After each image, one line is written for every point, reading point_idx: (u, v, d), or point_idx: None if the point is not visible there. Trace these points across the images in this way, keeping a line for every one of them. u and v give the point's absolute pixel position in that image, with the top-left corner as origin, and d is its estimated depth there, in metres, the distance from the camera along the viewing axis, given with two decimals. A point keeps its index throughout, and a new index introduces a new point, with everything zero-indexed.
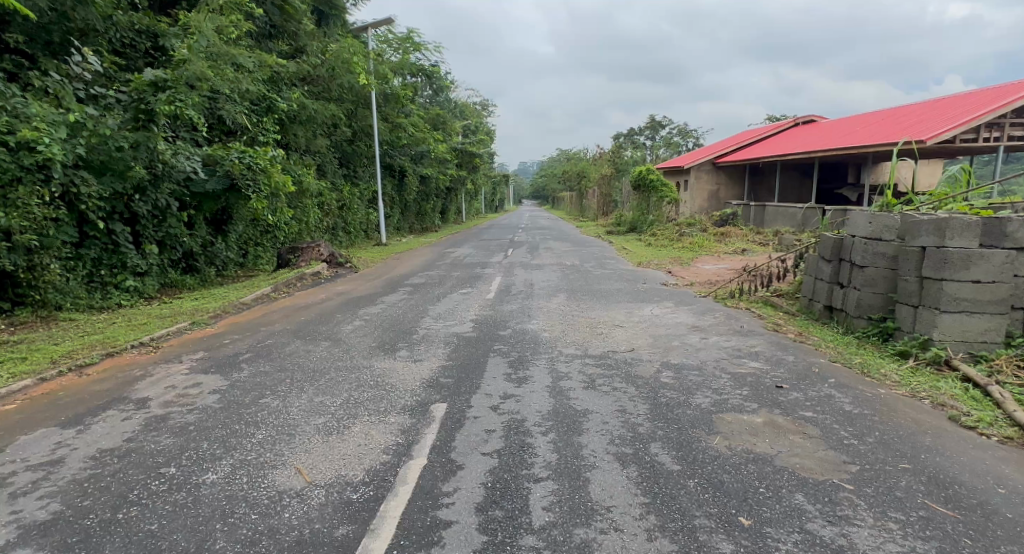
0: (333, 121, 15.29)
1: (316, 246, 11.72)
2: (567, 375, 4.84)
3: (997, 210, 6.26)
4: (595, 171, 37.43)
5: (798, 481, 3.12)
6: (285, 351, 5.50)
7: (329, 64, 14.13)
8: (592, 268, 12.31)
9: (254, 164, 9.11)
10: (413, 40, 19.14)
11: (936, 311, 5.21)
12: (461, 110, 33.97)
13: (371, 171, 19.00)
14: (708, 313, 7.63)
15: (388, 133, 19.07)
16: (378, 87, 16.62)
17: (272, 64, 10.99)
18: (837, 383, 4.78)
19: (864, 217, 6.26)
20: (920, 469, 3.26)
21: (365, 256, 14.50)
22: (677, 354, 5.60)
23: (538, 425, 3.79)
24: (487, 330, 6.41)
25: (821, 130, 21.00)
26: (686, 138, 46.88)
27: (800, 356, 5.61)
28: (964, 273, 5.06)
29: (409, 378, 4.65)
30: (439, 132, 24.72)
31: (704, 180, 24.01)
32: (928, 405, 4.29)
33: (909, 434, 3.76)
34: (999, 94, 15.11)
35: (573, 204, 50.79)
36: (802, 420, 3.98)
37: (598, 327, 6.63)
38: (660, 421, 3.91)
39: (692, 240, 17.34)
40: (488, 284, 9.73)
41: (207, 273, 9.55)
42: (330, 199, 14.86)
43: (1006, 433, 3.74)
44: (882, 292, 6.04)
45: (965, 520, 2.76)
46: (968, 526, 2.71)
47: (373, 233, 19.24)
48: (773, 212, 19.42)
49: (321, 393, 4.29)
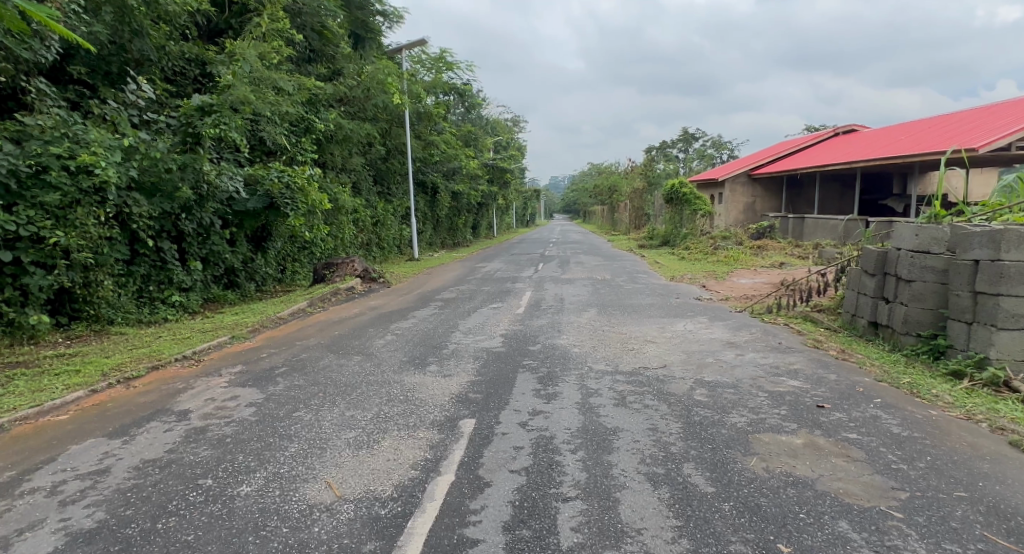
0: (368, 140, 15.68)
1: (350, 262, 12.01)
2: (597, 392, 4.78)
3: None
4: (626, 184, 37.22)
5: (842, 508, 2.98)
6: (319, 365, 5.60)
7: (365, 85, 14.50)
8: (624, 282, 12.16)
9: (292, 183, 9.40)
10: (446, 59, 19.51)
11: (993, 329, 4.94)
12: (494, 126, 34.40)
13: (404, 188, 19.36)
14: (744, 329, 7.43)
15: (421, 151, 19.43)
16: (412, 106, 17.00)
17: (311, 86, 11.35)
18: (883, 404, 4.57)
19: (910, 229, 6.03)
20: (978, 498, 3.08)
21: (398, 271, 14.76)
22: (711, 371, 5.47)
23: (567, 443, 3.75)
24: (516, 345, 6.40)
25: (863, 140, 20.35)
26: (721, 150, 46.23)
27: (842, 374, 5.40)
28: (1021, 288, 4.81)
29: (439, 393, 4.67)
30: (470, 148, 25.04)
31: (739, 193, 23.62)
32: (986, 429, 4.06)
33: (964, 459, 3.56)
34: None
35: (605, 218, 50.52)
36: (845, 442, 3.81)
37: (629, 342, 6.56)
38: (693, 440, 3.81)
39: (727, 254, 16.99)
40: (518, 299, 9.73)
41: (247, 288, 9.87)
42: (365, 216, 15.21)
43: None
44: (931, 308, 5.78)
45: None
46: None
47: (405, 248, 19.54)
48: (812, 224, 19.00)
49: (352, 407, 4.35)
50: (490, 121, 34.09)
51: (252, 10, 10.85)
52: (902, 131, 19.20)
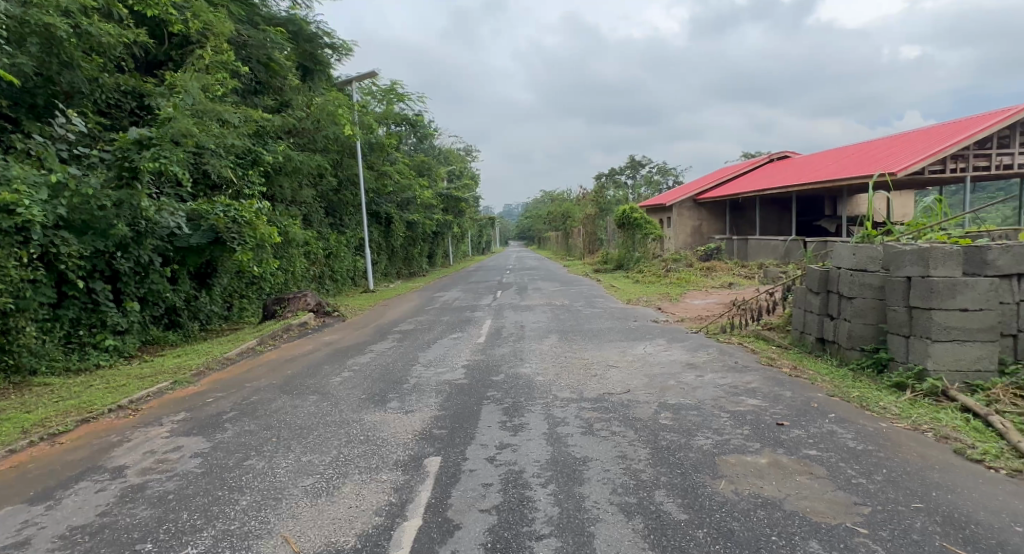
0: (319, 171, 15.39)
1: (303, 296, 11.61)
2: (563, 421, 4.71)
3: (975, 238, 6.39)
4: (579, 211, 38.00)
5: (811, 527, 2.99)
6: (271, 408, 5.28)
7: (314, 117, 14.27)
8: (582, 307, 12.24)
9: (239, 218, 8.93)
10: (397, 90, 19.60)
11: (928, 341, 5.19)
12: (447, 156, 34.62)
13: (357, 219, 19.04)
14: (701, 349, 7.56)
15: (374, 181, 19.25)
16: (363, 137, 16.86)
17: (258, 117, 11.07)
18: (838, 418, 4.69)
19: (847, 248, 6.34)
20: (934, 509, 3.15)
21: (353, 303, 14.41)
22: (674, 394, 5.49)
23: (537, 476, 3.65)
24: (479, 376, 6.26)
25: (797, 165, 21.52)
26: (666, 176, 48.01)
27: (797, 390, 5.53)
28: (951, 301, 5.07)
29: (401, 431, 4.48)
30: (423, 177, 25.05)
31: (686, 217, 24.44)
32: (932, 438, 4.21)
33: (916, 470, 3.67)
34: (964, 125, 15.62)
35: (559, 244, 51.16)
36: (807, 459, 3.87)
37: (592, 368, 6.53)
38: (662, 466, 3.78)
39: (678, 276, 17.43)
40: (479, 328, 9.59)
41: (190, 328, 9.37)
42: (317, 248, 14.83)
43: (1013, 466, 3.66)
44: (873, 323, 6.03)
45: None
46: None
47: (360, 280, 19.14)
48: (756, 245, 19.85)
49: (309, 452, 4.11)
50: (442, 151, 34.25)
51: (194, 42, 10.58)
52: (832, 156, 20.42)
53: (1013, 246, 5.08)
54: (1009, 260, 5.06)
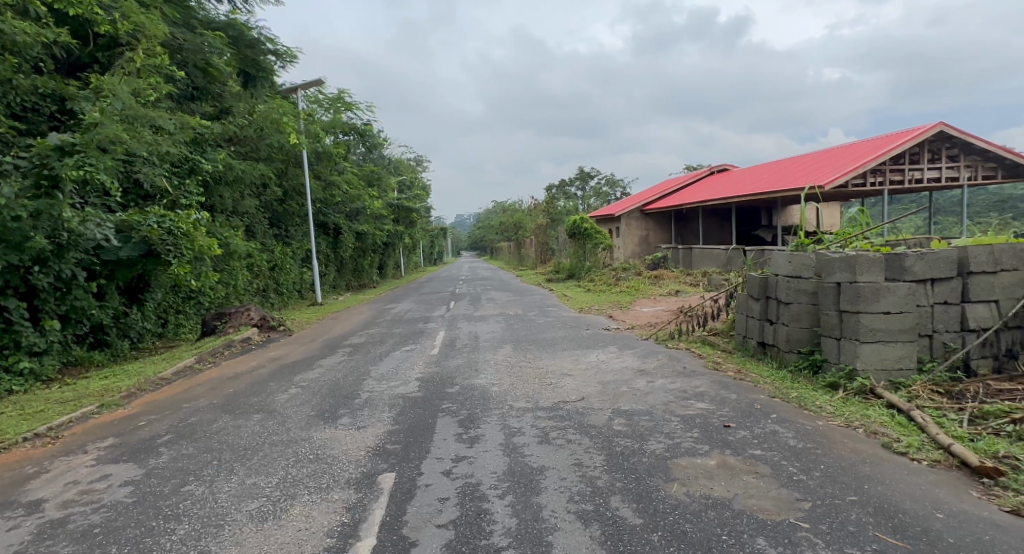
0: (262, 181, 14.88)
1: (246, 311, 11.18)
2: (519, 431, 4.69)
3: (893, 247, 6.85)
4: (530, 221, 38.38)
5: (757, 524, 3.09)
6: (211, 429, 5.02)
7: (257, 124, 13.79)
8: (535, 316, 12.30)
9: (175, 228, 8.50)
10: (344, 99, 19.26)
11: (856, 342, 5.50)
12: (396, 166, 34.23)
13: (304, 230, 18.51)
14: (652, 355, 7.74)
15: (322, 191, 18.78)
16: (310, 146, 16.44)
17: (195, 124, 10.62)
18: (779, 418, 4.90)
19: (784, 256, 6.66)
20: (867, 500, 3.33)
21: (300, 317, 13.94)
22: (627, 400, 5.57)
23: (494, 488, 3.61)
24: (433, 389, 6.16)
25: (735, 178, 22.51)
26: (615, 187, 49.20)
27: (742, 393, 5.74)
28: (875, 305, 5.40)
29: (352, 448, 4.35)
30: (373, 187, 24.64)
31: (633, 227, 25.11)
32: (863, 434, 4.45)
33: (850, 465, 3.86)
34: (883, 141, 16.76)
35: (511, 255, 51.36)
36: (752, 459, 4.01)
37: (547, 377, 6.55)
38: (617, 472, 3.82)
39: (628, 284, 17.82)
40: (432, 339, 9.47)
41: (119, 347, 8.87)
42: (261, 261, 14.30)
43: (933, 457, 3.91)
44: (807, 327, 6.35)
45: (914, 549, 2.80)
46: None
47: (307, 292, 18.57)
48: (700, 254, 20.58)
49: (254, 474, 3.93)
50: (392, 161, 33.83)
51: (123, 44, 10.00)
52: (767, 169, 21.49)
53: (927, 253, 5.47)
54: (924, 266, 5.44)
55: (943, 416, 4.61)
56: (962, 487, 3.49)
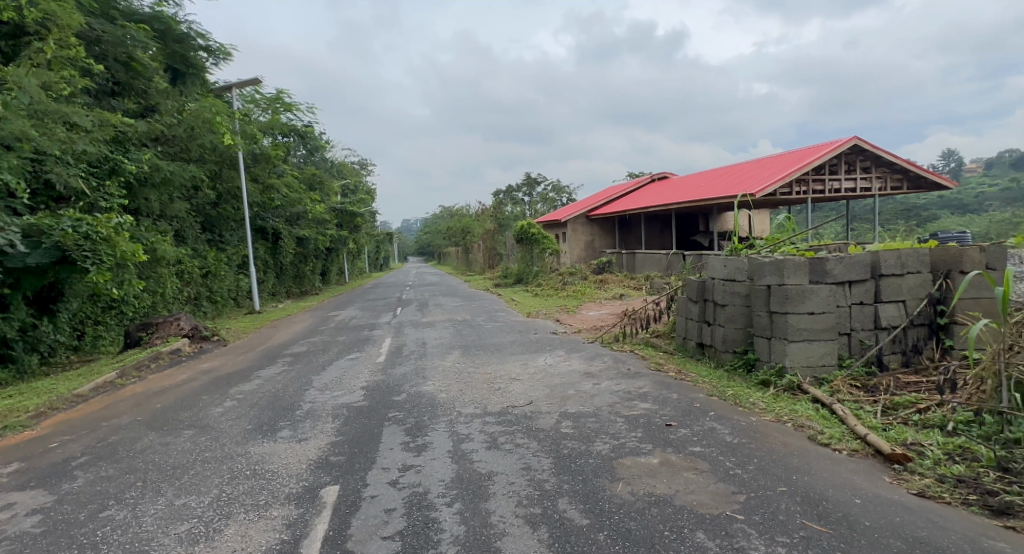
0: (193, 183, 14.16)
1: (175, 320, 10.60)
2: (467, 437, 4.68)
3: (816, 251, 7.30)
4: (478, 227, 38.39)
5: (697, 518, 3.21)
6: (135, 448, 4.72)
7: (188, 124, 13.09)
8: (483, 321, 12.30)
9: (92, 233, 7.92)
10: (283, 100, 18.68)
11: (785, 341, 5.82)
12: (339, 169, 33.42)
13: (240, 235, 17.73)
14: (597, 358, 7.90)
15: (259, 194, 18.08)
16: (246, 148, 15.80)
17: (117, 122, 10.00)
18: (716, 415, 5.12)
19: (719, 261, 6.97)
20: (795, 490, 3.52)
21: (235, 326, 13.32)
22: (573, 403, 5.67)
23: (442, 496, 3.57)
24: (379, 397, 6.04)
25: (675, 185, 23.35)
26: (561, 194, 49.92)
27: (682, 392, 5.94)
28: (801, 306, 5.73)
29: (293, 462, 4.20)
30: (315, 191, 23.95)
31: (579, 232, 25.59)
32: (791, 427, 4.71)
33: (780, 457, 4.07)
34: (809, 151, 17.82)
35: (458, 260, 51.09)
36: (692, 456, 4.16)
37: (495, 382, 6.56)
38: (565, 474, 3.87)
39: (574, 289, 18.10)
40: (377, 347, 9.29)
41: (27, 362, 8.26)
42: (192, 267, 13.60)
43: (853, 446, 4.19)
44: (741, 327, 6.66)
45: (837, 534, 2.99)
46: (840, 539, 2.93)
47: (244, 300, 17.80)
48: (643, 258, 21.19)
49: (183, 493, 3.72)
50: (335, 165, 33.02)
51: (31, 33, 9.20)
52: (704, 177, 22.41)
53: (846, 256, 5.86)
54: (844, 268, 5.82)
55: (861, 408, 4.94)
56: (877, 473, 3.75)
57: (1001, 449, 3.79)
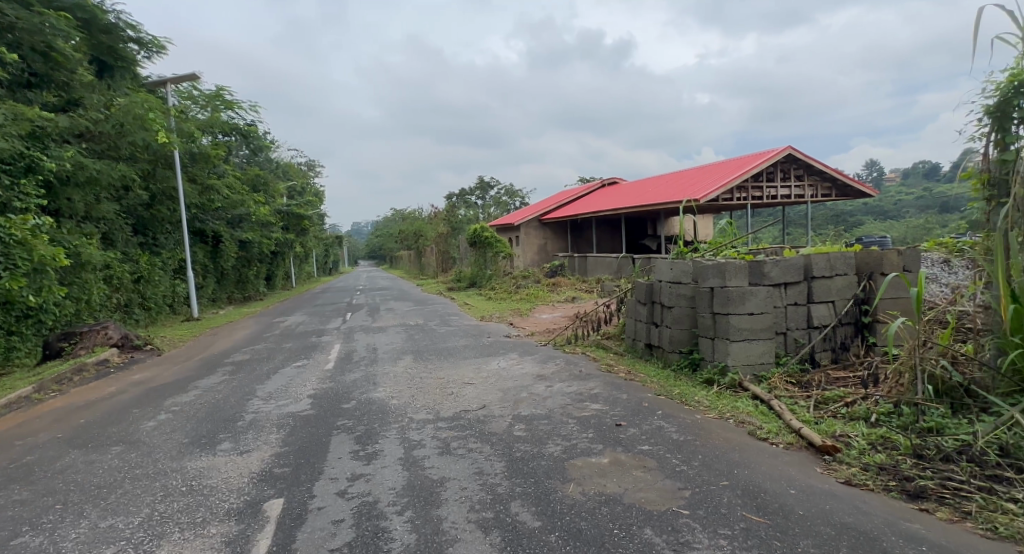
0: (123, 183, 13.39)
1: (102, 329, 10.01)
2: (420, 443, 4.63)
3: (755, 255, 7.65)
4: (431, 230, 38.07)
5: (645, 515, 3.30)
6: (55, 468, 4.42)
7: (116, 120, 12.40)
8: (436, 325, 12.20)
9: (6, 235, 7.40)
10: (223, 97, 17.98)
11: (727, 341, 6.06)
12: (285, 170, 32.41)
13: (176, 238, 16.89)
14: (550, 361, 7.98)
15: (198, 195, 17.31)
16: (182, 146, 15.14)
17: (34, 115, 9.33)
18: (663, 414, 5.27)
19: (666, 264, 7.19)
20: (736, 484, 3.67)
21: (172, 334, 12.67)
22: (526, 405, 5.70)
23: (392, 504, 3.52)
24: (328, 405, 5.89)
25: (624, 190, 23.90)
26: (514, 197, 50.19)
27: (631, 392, 6.09)
28: (741, 307, 5.99)
29: (234, 476, 4.03)
30: (259, 193, 23.12)
31: (532, 236, 25.82)
32: (732, 423, 4.92)
33: (722, 452, 4.24)
34: (748, 159, 18.61)
35: (411, 264, 50.43)
36: (641, 454, 4.26)
37: (448, 387, 6.51)
38: (517, 477, 3.90)
39: (527, 292, 18.22)
40: (326, 353, 9.05)
41: None
42: (122, 272, 12.85)
43: (788, 440, 4.41)
44: (687, 328, 6.89)
45: (773, 524, 3.13)
46: (776, 529, 3.08)
47: (182, 306, 16.96)
48: (594, 262, 21.59)
49: (111, 515, 3.51)
50: (281, 165, 31.99)
51: None
52: (652, 183, 23.04)
53: (782, 259, 6.17)
54: (780, 271, 6.12)
55: (796, 403, 5.21)
56: (809, 465, 3.97)
57: (916, 437, 4.09)
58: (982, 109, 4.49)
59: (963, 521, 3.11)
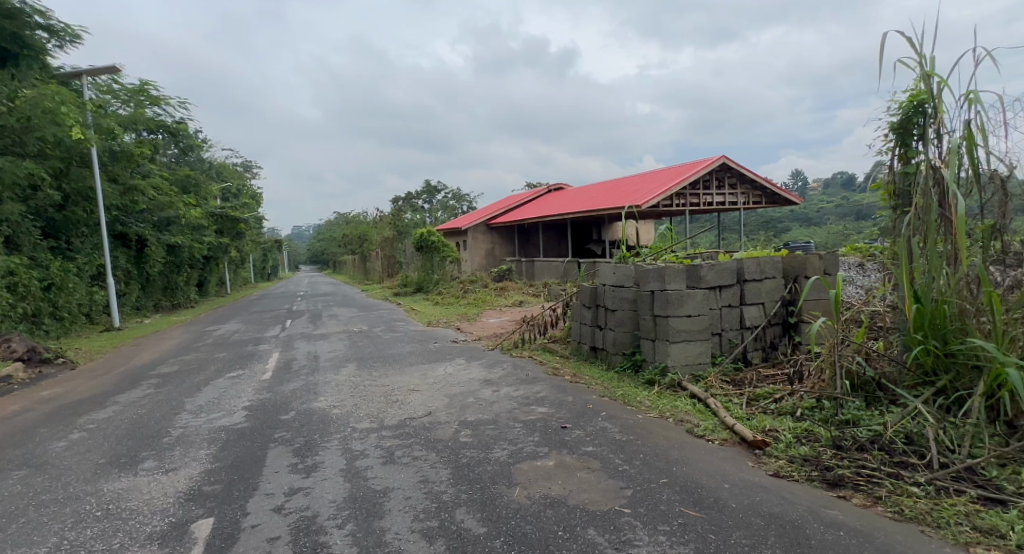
0: (31, 181, 12.37)
1: (5, 342, 9.17)
2: (362, 453, 4.50)
3: (693, 259, 7.95)
4: (377, 234, 37.35)
5: (588, 516, 3.34)
6: None
7: (22, 114, 11.40)
8: (381, 332, 11.94)
9: None
10: (148, 92, 16.94)
11: (667, 342, 6.24)
12: (218, 170, 30.93)
13: (94, 242, 15.73)
14: (497, 365, 7.96)
15: (119, 196, 16.23)
16: (101, 144, 14.18)
17: None
18: (607, 415, 5.35)
19: (609, 268, 7.34)
20: (675, 481, 3.77)
21: (89, 346, 11.76)
22: (473, 411, 5.66)
23: (333, 518, 3.40)
24: (265, 417, 5.63)
25: (570, 195, 24.29)
26: (461, 202, 50.11)
27: (576, 395, 6.16)
28: (680, 309, 6.19)
29: (157, 496, 3.78)
30: (189, 194, 21.93)
31: (480, 241, 25.84)
32: (672, 422, 5.06)
33: (662, 450, 4.36)
34: (686, 167, 19.31)
35: (355, 269, 49.23)
36: (585, 456, 4.31)
37: (392, 395, 6.38)
38: (463, 484, 3.85)
39: (474, 297, 18.15)
40: (263, 363, 8.66)
41: None
42: (30, 279, 11.84)
43: (723, 436, 4.59)
44: (629, 331, 7.05)
45: (709, 518, 3.24)
46: (712, 522, 3.18)
47: (101, 316, 15.80)
48: (541, 266, 21.80)
49: (13, 547, 3.20)
50: (213, 166, 30.50)
51: None
52: (596, 189, 23.54)
53: (717, 263, 6.43)
54: (715, 274, 6.38)
55: (731, 401, 5.43)
56: (741, 459, 4.14)
57: (836, 429, 4.34)
58: (887, 125, 4.89)
59: (875, 506, 3.33)
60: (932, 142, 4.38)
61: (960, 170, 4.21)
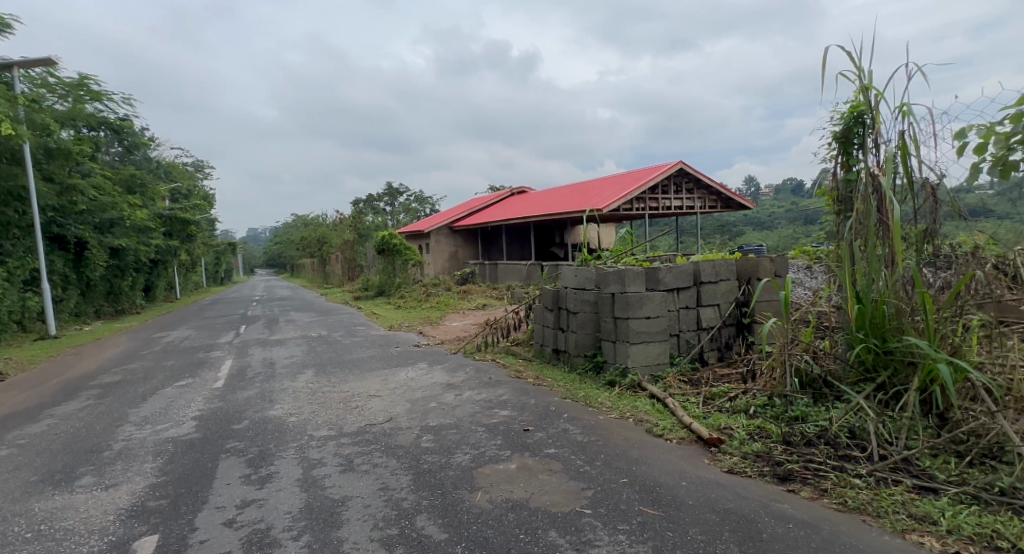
0: None
1: None
2: (320, 462, 4.38)
3: (652, 262, 8.10)
4: (337, 237, 36.61)
5: (550, 518, 3.33)
6: None
7: None
8: (341, 337, 11.68)
9: None
10: (88, 87, 16.09)
11: (627, 343, 6.32)
12: (167, 170, 29.67)
13: (28, 245, 14.82)
14: (459, 369, 7.89)
15: (56, 196, 15.35)
16: (35, 140, 13.45)
17: None
18: (569, 417, 5.38)
19: (571, 270, 7.39)
20: (635, 480, 3.82)
21: (22, 356, 11.05)
22: (435, 415, 5.59)
23: (287, 530, 3.29)
24: (216, 427, 5.41)
25: (532, 198, 24.40)
26: (423, 204, 49.69)
27: (539, 397, 6.17)
28: (639, 310, 6.29)
29: (97, 515, 3.57)
30: (135, 195, 20.95)
31: (442, 244, 25.67)
32: (632, 422, 5.13)
33: (622, 451, 4.41)
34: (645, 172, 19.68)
35: (314, 272, 48.09)
36: (547, 458, 4.31)
37: (352, 401, 6.23)
38: (423, 490, 3.79)
39: (437, 300, 17.98)
40: (215, 371, 8.33)
41: None
42: None
43: (680, 434, 4.68)
44: (590, 333, 7.11)
45: (666, 516, 3.28)
46: (669, 520, 3.23)
47: (36, 323, 14.87)
48: (504, 269, 21.83)
49: None
50: (162, 166, 29.25)
51: None
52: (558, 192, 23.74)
53: (675, 265, 6.57)
54: (673, 276, 6.50)
55: (688, 400, 5.53)
56: (698, 457, 4.22)
57: (786, 425, 4.48)
58: (832, 134, 5.10)
59: (822, 498, 3.44)
60: (871, 150, 4.62)
61: (896, 177, 4.44)
